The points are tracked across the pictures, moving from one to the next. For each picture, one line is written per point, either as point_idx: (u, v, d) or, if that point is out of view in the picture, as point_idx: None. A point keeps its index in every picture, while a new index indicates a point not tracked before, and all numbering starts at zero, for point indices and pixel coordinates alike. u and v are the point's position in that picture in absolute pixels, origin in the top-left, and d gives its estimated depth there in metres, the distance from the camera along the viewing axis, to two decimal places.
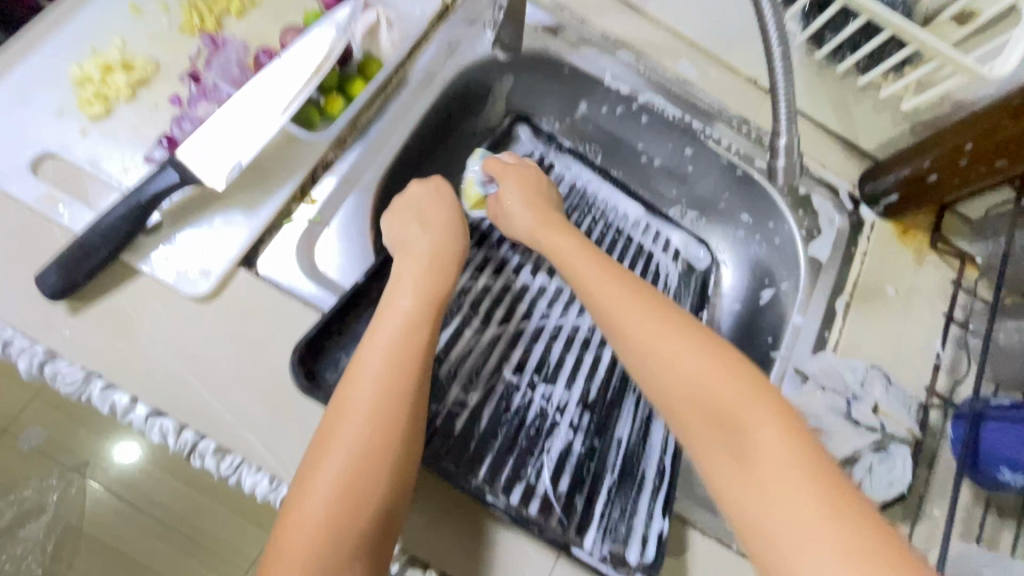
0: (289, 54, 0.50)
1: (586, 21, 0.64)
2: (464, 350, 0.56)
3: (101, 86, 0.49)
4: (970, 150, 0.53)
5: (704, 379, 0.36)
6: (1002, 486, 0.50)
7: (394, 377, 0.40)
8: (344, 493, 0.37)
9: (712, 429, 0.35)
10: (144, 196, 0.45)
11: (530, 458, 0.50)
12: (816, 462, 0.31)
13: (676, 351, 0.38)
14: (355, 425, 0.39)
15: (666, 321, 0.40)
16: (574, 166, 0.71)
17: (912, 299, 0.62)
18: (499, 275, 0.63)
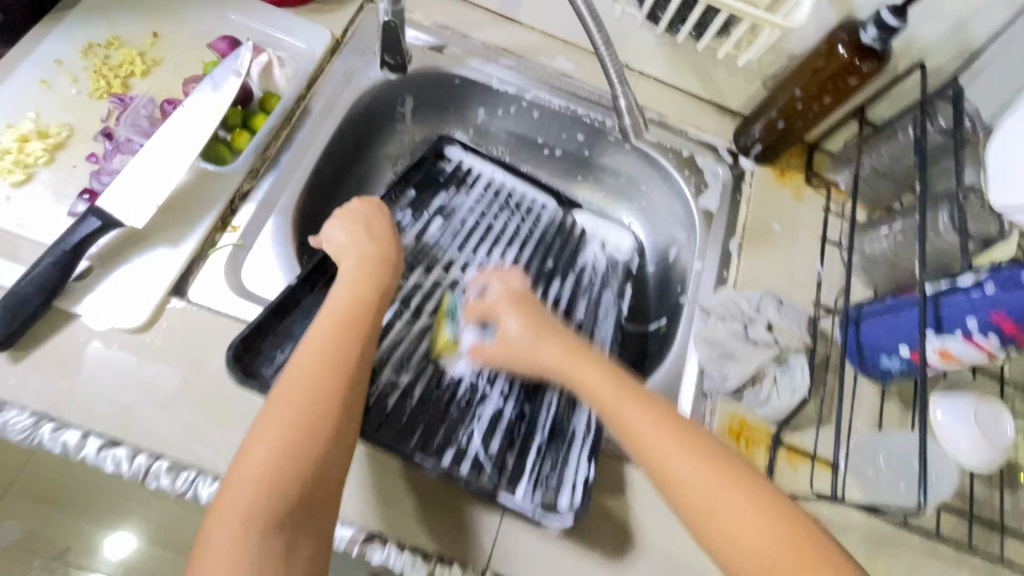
0: (191, 100, 0.55)
1: (467, 36, 0.72)
2: (394, 339, 0.59)
3: (20, 155, 0.53)
4: (800, 95, 0.63)
5: (739, 525, 0.39)
6: (888, 371, 0.57)
7: (337, 338, 0.46)
8: (285, 447, 0.40)
9: None
10: (69, 244, 0.49)
11: (465, 426, 0.54)
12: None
13: (747, 528, 0.39)
14: (300, 377, 0.43)
15: (695, 454, 0.42)
16: (474, 161, 0.78)
17: (796, 230, 0.69)
18: (431, 271, 0.67)
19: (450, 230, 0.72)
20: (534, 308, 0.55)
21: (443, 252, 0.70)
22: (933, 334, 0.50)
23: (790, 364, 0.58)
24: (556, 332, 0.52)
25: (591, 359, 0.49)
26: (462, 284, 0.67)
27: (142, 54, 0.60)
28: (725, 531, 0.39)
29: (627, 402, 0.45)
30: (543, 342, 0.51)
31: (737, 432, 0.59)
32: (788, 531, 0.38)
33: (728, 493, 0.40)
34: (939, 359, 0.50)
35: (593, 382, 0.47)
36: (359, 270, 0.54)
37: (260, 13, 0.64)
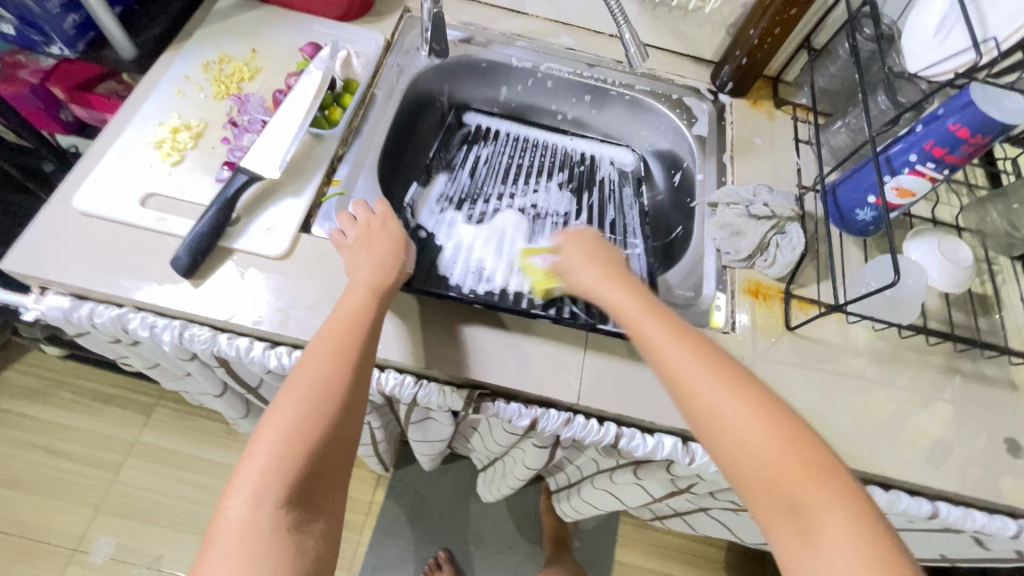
0: (296, 90, 0.71)
1: (487, 28, 0.90)
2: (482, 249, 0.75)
3: (174, 142, 0.69)
4: (755, 34, 0.81)
5: (758, 449, 0.45)
6: (863, 223, 0.72)
7: (346, 340, 0.56)
8: (311, 404, 0.52)
9: (782, 511, 0.43)
10: (228, 194, 0.63)
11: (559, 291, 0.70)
12: (873, 525, 0.41)
13: (762, 445, 0.45)
14: (318, 372, 0.54)
15: (732, 385, 0.48)
16: (492, 122, 0.97)
17: (774, 140, 0.85)
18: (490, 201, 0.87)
19: (493, 176, 0.91)
20: (599, 248, 0.66)
21: (487, 188, 0.89)
22: (888, 178, 0.65)
23: (788, 230, 0.73)
24: (624, 280, 0.60)
25: (639, 293, 0.59)
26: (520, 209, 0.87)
27: (248, 65, 0.77)
28: (741, 449, 0.45)
29: (657, 330, 0.53)
30: (610, 289, 0.59)
31: (755, 291, 0.73)
32: (806, 458, 0.44)
33: (757, 420, 0.46)
34: (896, 195, 0.66)
35: (632, 316, 0.56)
36: (375, 267, 0.62)
37: (330, 28, 0.82)
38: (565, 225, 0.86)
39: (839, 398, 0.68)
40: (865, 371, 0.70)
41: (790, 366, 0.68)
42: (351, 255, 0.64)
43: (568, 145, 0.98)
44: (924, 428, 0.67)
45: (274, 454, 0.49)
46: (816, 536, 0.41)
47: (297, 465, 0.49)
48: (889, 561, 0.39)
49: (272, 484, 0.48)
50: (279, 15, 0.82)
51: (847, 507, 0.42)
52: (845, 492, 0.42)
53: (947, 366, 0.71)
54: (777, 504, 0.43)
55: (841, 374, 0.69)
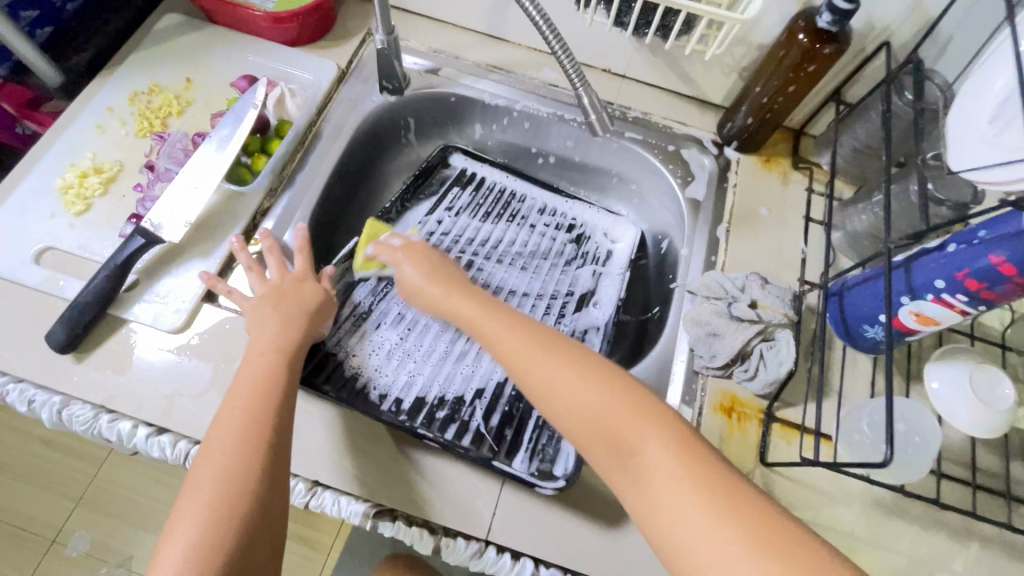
0: (215, 134, 0.63)
1: (459, 57, 0.79)
2: (401, 335, 0.66)
3: (81, 189, 0.63)
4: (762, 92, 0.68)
5: (585, 400, 0.44)
6: (873, 341, 0.58)
7: (252, 408, 0.48)
8: (219, 498, 0.44)
9: (612, 456, 0.43)
10: (117, 260, 0.57)
11: (467, 406, 0.61)
12: (697, 451, 0.41)
13: (591, 403, 0.44)
14: (221, 452, 0.46)
15: (570, 362, 0.46)
16: (465, 160, 0.84)
17: (783, 214, 0.71)
18: None
19: (448, 227, 0.79)
20: (435, 264, 0.61)
21: (438, 242, 0.77)
22: (905, 300, 0.51)
23: (777, 339, 0.60)
24: (465, 290, 0.57)
25: (484, 304, 0.54)
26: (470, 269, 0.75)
27: (179, 96, 0.69)
28: (570, 412, 0.45)
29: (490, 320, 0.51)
30: (453, 301, 0.56)
31: (728, 407, 0.61)
32: (632, 413, 0.43)
33: (591, 392, 0.45)
34: (917, 322, 0.51)
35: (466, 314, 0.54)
36: (287, 325, 0.55)
37: (278, 56, 0.74)
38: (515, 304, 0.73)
39: None
40: (853, 524, 0.57)
41: None
42: (260, 312, 0.56)
43: (549, 199, 0.84)
44: None
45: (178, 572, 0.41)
46: (651, 481, 0.40)
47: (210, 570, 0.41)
48: (721, 488, 0.39)
49: (205, 544, 0.42)
50: (226, 38, 0.74)
51: (669, 443, 0.41)
52: (685, 447, 0.41)
53: (963, 526, 0.57)
54: (616, 464, 0.43)
55: (826, 526, 0.56)
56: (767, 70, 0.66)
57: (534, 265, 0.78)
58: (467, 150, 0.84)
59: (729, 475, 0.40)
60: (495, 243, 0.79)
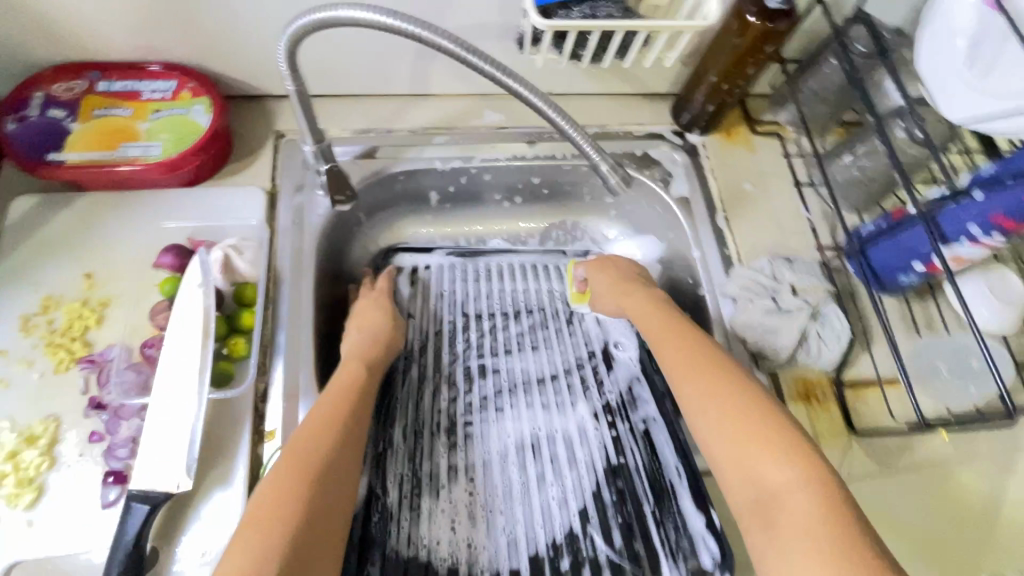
0: (173, 336, 0.51)
1: (391, 130, 0.69)
2: (464, 493, 0.54)
3: (19, 471, 0.48)
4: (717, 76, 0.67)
5: (751, 455, 0.42)
6: (903, 285, 0.62)
7: (327, 423, 0.47)
8: (280, 509, 0.40)
9: (756, 507, 0.40)
10: (127, 541, 0.45)
11: (583, 539, 0.52)
12: (848, 526, 0.37)
13: (730, 444, 0.43)
14: (287, 462, 0.43)
15: (710, 376, 0.47)
16: (428, 235, 0.77)
17: (767, 183, 0.72)
18: (440, 377, 0.64)
19: (436, 332, 0.68)
20: (623, 272, 0.64)
21: (432, 356, 0.65)
22: (940, 248, 0.54)
23: (824, 314, 0.62)
24: (647, 295, 0.59)
25: (666, 310, 0.57)
26: (483, 371, 0.65)
27: (87, 300, 0.55)
28: (717, 431, 0.44)
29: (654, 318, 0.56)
30: (637, 305, 0.58)
31: (806, 394, 0.62)
32: (757, 435, 0.42)
33: (720, 411, 0.45)
34: (951, 262, 0.55)
35: (672, 323, 0.54)
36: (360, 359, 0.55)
37: (185, 205, 0.60)
38: (553, 386, 0.63)
39: (928, 491, 0.59)
40: (943, 449, 0.61)
41: (868, 477, 0.59)
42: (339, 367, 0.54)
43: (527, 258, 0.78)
44: (1018, 497, 0.60)
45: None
46: (773, 511, 0.39)
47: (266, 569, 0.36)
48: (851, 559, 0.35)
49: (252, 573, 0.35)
50: (107, 203, 0.59)
51: (803, 474, 0.40)
52: (833, 504, 0.38)
53: None
54: (737, 484, 0.42)
55: (923, 464, 0.60)
56: (718, 54, 0.65)
57: (544, 337, 0.68)
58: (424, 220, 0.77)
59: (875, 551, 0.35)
60: (495, 334, 0.68)
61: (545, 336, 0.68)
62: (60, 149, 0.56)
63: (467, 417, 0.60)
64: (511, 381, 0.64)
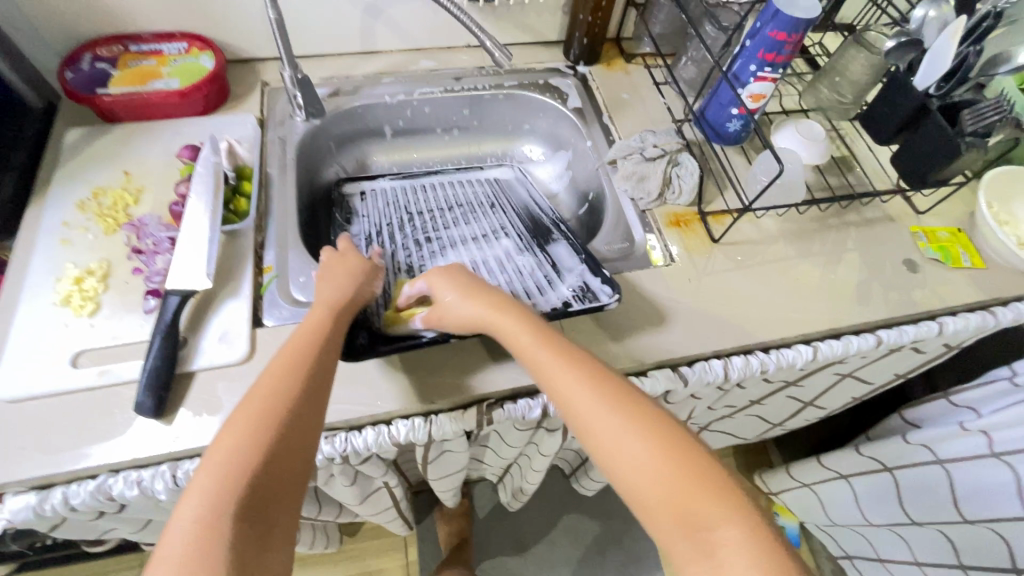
0: (194, 193, 0.69)
1: (350, 76, 0.92)
2: (422, 292, 0.75)
3: (82, 292, 0.65)
4: (584, 15, 0.92)
5: (644, 472, 0.44)
6: (735, 134, 0.83)
7: (275, 386, 0.50)
8: (225, 475, 0.44)
9: (687, 533, 0.41)
10: (167, 320, 0.61)
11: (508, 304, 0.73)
12: (767, 538, 0.40)
13: (643, 470, 0.44)
14: (239, 419, 0.48)
15: (620, 407, 0.48)
16: (385, 163, 1.00)
17: (639, 92, 0.95)
18: (399, 240, 0.86)
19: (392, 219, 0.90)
20: (463, 280, 0.63)
21: (391, 233, 0.87)
22: (741, 90, 0.75)
23: (681, 160, 0.82)
24: (517, 308, 0.59)
25: (535, 325, 0.57)
26: (432, 236, 0.86)
27: (127, 188, 0.73)
28: (628, 468, 0.45)
29: (540, 352, 0.54)
30: (504, 324, 0.57)
31: (676, 222, 0.81)
32: (682, 465, 0.44)
33: (643, 440, 0.46)
34: (752, 101, 0.77)
35: (564, 353, 0.53)
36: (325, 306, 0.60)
37: (198, 126, 0.80)
38: (485, 237, 0.85)
39: (775, 280, 0.78)
40: (785, 251, 0.81)
41: (728, 271, 0.78)
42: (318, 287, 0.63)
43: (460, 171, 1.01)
44: (846, 278, 0.79)
45: (180, 547, 0.40)
46: (710, 546, 0.40)
47: (222, 528, 0.41)
48: None
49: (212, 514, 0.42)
50: (140, 128, 0.79)
51: (735, 509, 0.42)
52: (751, 522, 0.41)
53: (841, 222, 0.84)
54: (667, 514, 0.42)
55: (770, 263, 0.79)
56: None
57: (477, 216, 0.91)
58: (383, 154, 1.00)
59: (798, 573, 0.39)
60: (439, 218, 0.90)
61: (478, 215, 0.92)
62: (104, 87, 0.77)
63: (422, 264, 0.82)
64: (452, 239, 0.86)
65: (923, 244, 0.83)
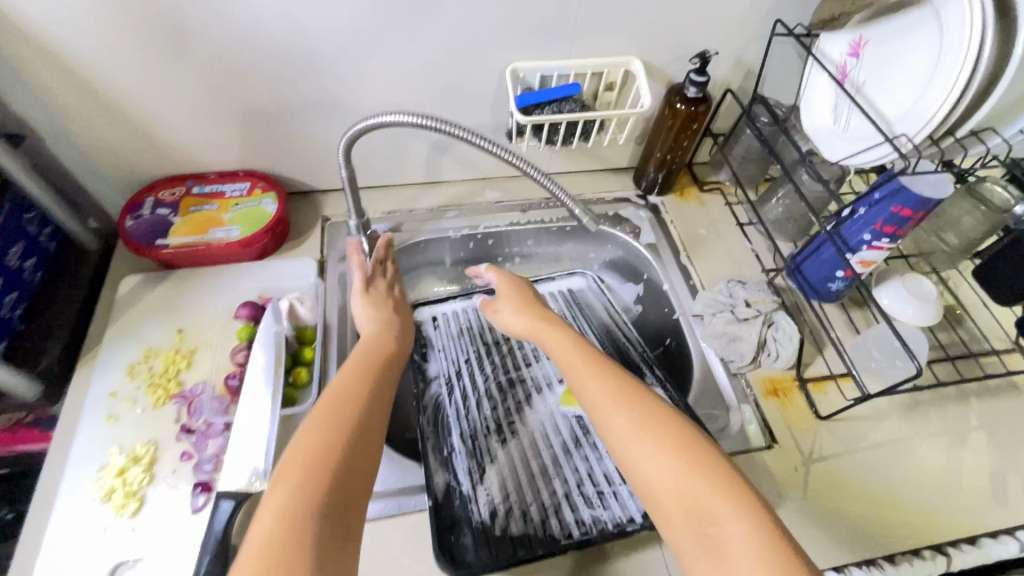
0: (252, 366, 0.64)
1: (412, 209, 0.88)
2: (520, 469, 0.66)
3: (126, 485, 0.58)
4: (661, 151, 0.87)
5: (666, 477, 0.46)
6: (835, 292, 0.75)
7: (348, 382, 0.53)
8: (322, 452, 0.44)
9: (704, 535, 0.42)
10: (218, 532, 0.54)
11: (625, 489, 0.63)
12: (773, 529, 0.42)
13: (671, 471, 0.46)
14: (322, 405, 0.50)
15: (642, 421, 0.50)
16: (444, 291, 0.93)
17: (718, 228, 0.89)
18: (481, 387, 0.77)
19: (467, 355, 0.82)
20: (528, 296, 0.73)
21: (466, 375, 0.79)
22: (850, 255, 0.68)
23: (776, 321, 0.75)
24: (556, 325, 0.66)
25: (574, 338, 0.63)
26: (515, 380, 0.78)
27: (180, 350, 0.68)
28: (654, 466, 0.47)
29: (575, 356, 0.59)
30: (548, 334, 0.65)
31: (774, 391, 0.73)
32: (702, 475, 0.45)
33: (668, 455, 0.47)
34: (862, 266, 0.69)
35: (579, 361, 0.59)
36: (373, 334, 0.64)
37: (255, 273, 0.75)
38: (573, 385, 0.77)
39: (891, 466, 0.69)
40: (900, 430, 0.71)
41: (835, 457, 0.69)
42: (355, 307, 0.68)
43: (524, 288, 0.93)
44: (974, 465, 0.69)
45: (278, 515, 0.39)
46: (725, 553, 0.41)
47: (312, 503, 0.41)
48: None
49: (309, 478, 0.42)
50: (196, 276, 0.75)
51: (756, 522, 0.42)
52: (766, 527, 0.42)
53: (959, 393, 0.75)
54: (686, 522, 0.44)
55: (884, 444, 0.70)
56: (661, 134, 0.85)
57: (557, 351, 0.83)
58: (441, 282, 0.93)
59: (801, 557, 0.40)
60: (519, 355, 0.82)
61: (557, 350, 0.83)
62: (165, 236, 0.73)
63: (511, 420, 0.72)
64: (537, 384, 0.77)
65: None
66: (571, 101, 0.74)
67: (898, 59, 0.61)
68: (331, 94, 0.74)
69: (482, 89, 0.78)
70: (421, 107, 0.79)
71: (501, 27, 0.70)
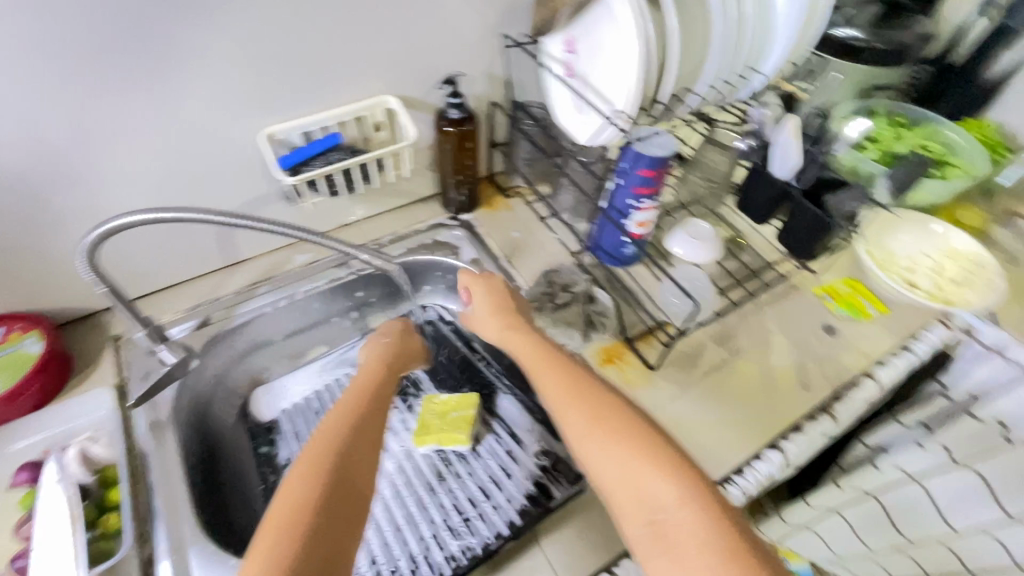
0: (41, 533, 0.56)
1: (217, 297, 0.82)
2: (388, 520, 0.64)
3: None
4: (452, 171, 0.90)
5: (608, 472, 0.48)
6: (632, 254, 0.83)
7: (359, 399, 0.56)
8: (333, 454, 0.48)
9: (649, 528, 0.44)
10: None
11: (490, 509, 0.65)
12: (710, 505, 0.43)
13: (612, 473, 0.47)
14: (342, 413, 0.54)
15: (592, 412, 0.51)
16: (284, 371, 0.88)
17: (528, 227, 0.94)
18: None
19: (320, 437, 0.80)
20: (499, 301, 0.70)
21: None
22: (626, 221, 0.76)
23: (594, 295, 0.81)
24: (517, 324, 0.66)
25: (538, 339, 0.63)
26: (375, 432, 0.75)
27: None
28: (595, 464, 0.49)
29: (526, 353, 0.61)
30: (510, 335, 0.65)
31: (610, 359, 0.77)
32: (642, 458, 0.46)
33: (615, 448, 0.48)
34: (639, 226, 0.77)
35: (533, 360, 0.59)
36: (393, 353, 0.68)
37: (34, 426, 0.66)
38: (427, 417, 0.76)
39: (721, 389, 0.77)
40: (719, 356, 0.80)
41: (674, 400, 0.75)
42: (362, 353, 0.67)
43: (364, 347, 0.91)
44: (782, 365, 0.80)
45: (297, 504, 0.44)
46: (670, 538, 0.42)
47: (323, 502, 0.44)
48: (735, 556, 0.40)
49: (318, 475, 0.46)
50: None
51: (696, 497, 0.44)
52: (703, 505, 0.43)
53: (755, 309, 0.86)
54: (632, 511, 0.45)
55: (710, 371, 0.78)
56: (447, 157, 0.88)
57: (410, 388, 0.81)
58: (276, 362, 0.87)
59: (737, 535, 0.41)
60: None
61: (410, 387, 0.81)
62: None
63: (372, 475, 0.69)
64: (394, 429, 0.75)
65: (831, 304, 0.87)
66: (336, 151, 0.74)
67: (595, 47, 0.70)
68: (71, 208, 0.67)
69: (245, 159, 0.75)
70: (186, 194, 0.74)
71: (237, 98, 0.69)
